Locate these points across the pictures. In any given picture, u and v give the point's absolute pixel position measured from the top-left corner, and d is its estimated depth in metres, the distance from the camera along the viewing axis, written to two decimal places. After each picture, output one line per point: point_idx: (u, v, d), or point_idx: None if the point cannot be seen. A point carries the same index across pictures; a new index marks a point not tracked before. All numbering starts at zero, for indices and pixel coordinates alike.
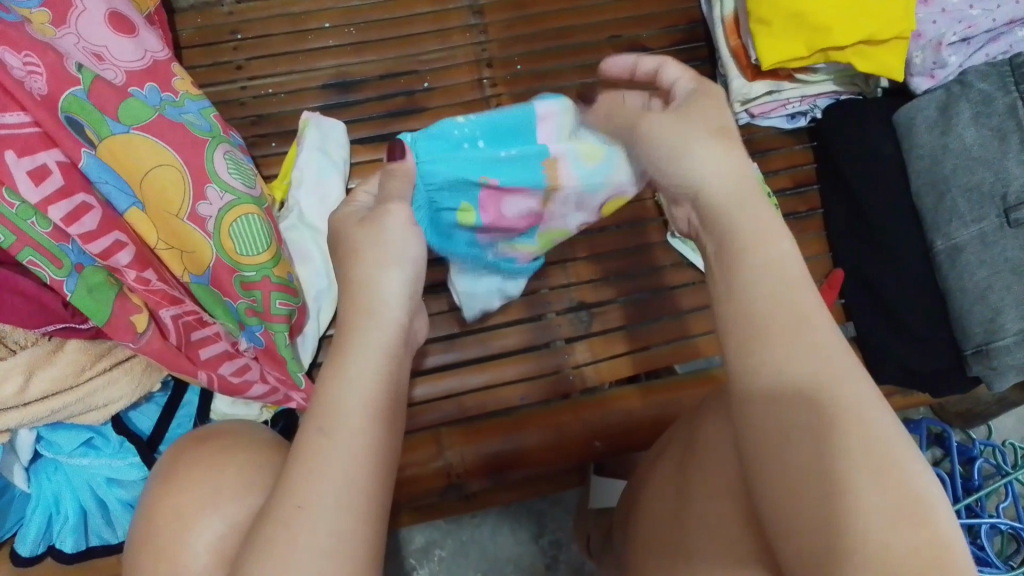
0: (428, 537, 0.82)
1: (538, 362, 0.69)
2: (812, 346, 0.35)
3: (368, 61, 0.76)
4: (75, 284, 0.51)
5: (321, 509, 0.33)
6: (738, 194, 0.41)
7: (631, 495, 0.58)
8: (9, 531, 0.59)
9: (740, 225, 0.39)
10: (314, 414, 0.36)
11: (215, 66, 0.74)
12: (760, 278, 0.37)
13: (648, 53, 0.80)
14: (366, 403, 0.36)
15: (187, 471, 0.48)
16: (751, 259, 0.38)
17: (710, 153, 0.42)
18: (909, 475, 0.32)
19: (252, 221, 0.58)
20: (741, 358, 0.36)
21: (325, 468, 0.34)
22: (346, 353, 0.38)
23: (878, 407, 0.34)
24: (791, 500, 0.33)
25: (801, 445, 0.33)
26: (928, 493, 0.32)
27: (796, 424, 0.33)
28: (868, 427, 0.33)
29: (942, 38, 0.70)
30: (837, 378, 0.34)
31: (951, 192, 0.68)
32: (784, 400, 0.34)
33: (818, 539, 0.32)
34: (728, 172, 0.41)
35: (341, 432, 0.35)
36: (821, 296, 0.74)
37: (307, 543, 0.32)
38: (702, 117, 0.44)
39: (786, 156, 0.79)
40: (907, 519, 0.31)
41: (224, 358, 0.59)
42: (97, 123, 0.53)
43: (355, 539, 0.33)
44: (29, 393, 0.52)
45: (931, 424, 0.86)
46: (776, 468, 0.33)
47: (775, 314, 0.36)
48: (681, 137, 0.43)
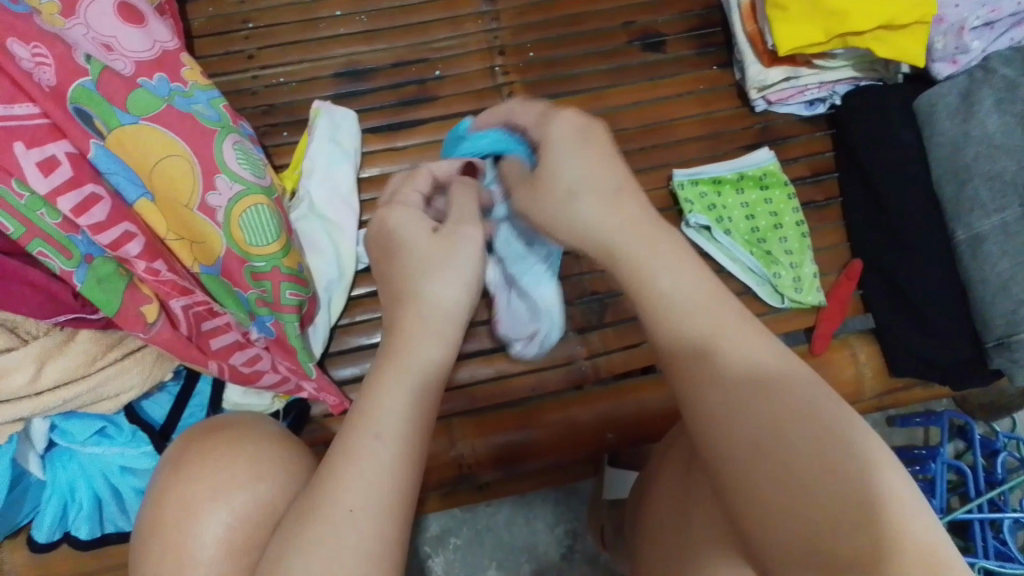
0: (443, 526, 0.82)
1: (548, 353, 0.68)
2: (764, 357, 0.36)
3: (379, 49, 0.75)
4: (84, 275, 0.51)
5: (370, 512, 0.34)
6: (628, 235, 0.40)
7: (642, 490, 0.58)
8: (25, 517, 0.60)
9: (637, 269, 0.39)
10: (361, 418, 0.37)
11: (227, 56, 0.74)
12: (691, 310, 0.38)
13: (663, 39, 0.78)
14: (414, 408, 0.38)
15: (202, 455, 0.48)
16: (675, 303, 0.38)
17: (594, 207, 0.41)
18: (879, 458, 0.33)
19: (261, 212, 0.58)
20: (696, 374, 0.37)
21: (370, 467, 0.35)
22: (392, 363, 0.39)
23: (846, 408, 0.34)
24: (774, 507, 0.33)
25: (781, 451, 0.33)
26: (898, 478, 0.32)
27: (773, 431, 0.34)
28: (836, 416, 0.34)
29: (964, 23, 0.69)
30: (796, 374, 0.36)
31: (973, 180, 0.66)
32: (753, 403, 0.35)
33: (809, 544, 0.32)
34: (612, 219, 0.40)
35: (393, 433, 0.36)
36: (838, 289, 0.73)
37: (354, 546, 0.33)
38: (584, 152, 0.42)
39: (804, 144, 0.78)
40: (880, 502, 0.31)
41: (234, 349, 0.60)
42: (106, 114, 0.53)
43: (391, 535, 0.34)
44: (42, 382, 0.53)
45: (954, 416, 0.83)
46: (757, 476, 0.33)
47: (710, 332, 0.37)
48: (559, 202, 0.42)
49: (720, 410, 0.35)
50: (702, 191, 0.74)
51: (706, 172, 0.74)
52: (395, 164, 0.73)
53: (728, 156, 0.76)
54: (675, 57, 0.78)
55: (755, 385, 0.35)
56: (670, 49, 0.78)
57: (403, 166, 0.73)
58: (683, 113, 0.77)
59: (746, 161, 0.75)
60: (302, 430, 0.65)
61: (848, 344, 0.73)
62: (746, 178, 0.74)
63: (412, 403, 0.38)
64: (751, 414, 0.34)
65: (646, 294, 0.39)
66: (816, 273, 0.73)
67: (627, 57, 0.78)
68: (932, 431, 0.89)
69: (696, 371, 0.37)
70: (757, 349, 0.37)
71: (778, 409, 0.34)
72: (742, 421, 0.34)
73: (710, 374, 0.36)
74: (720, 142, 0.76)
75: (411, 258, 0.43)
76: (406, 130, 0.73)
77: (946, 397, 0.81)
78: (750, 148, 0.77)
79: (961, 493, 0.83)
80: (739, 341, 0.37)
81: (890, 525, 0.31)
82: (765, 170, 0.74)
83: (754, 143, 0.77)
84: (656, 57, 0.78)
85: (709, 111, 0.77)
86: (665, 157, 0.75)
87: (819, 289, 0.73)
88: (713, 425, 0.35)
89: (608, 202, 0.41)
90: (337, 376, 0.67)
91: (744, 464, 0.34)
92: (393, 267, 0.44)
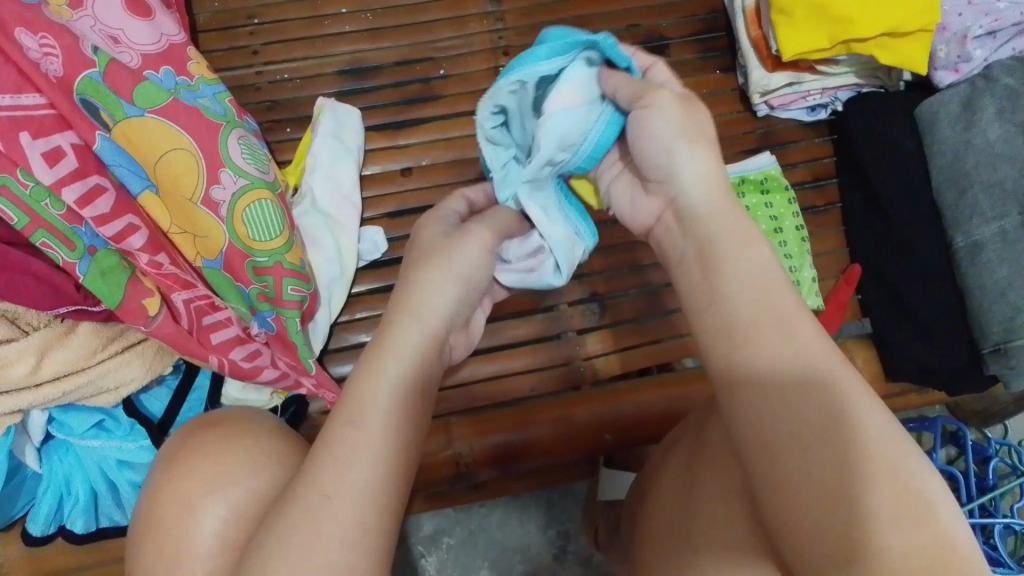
0: (437, 525, 0.83)
1: (548, 353, 0.69)
2: (803, 350, 0.36)
3: (383, 48, 0.75)
4: (87, 268, 0.51)
5: (347, 500, 0.34)
6: (715, 206, 0.41)
7: (640, 490, 0.58)
8: (20, 510, 0.60)
9: (721, 232, 0.40)
10: (344, 404, 0.37)
11: (231, 51, 0.74)
12: (737, 287, 0.38)
13: (667, 42, 0.79)
14: (391, 399, 0.37)
15: (192, 448, 0.48)
16: (744, 276, 0.38)
17: (698, 170, 0.41)
18: (902, 458, 0.33)
19: (265, 207, 0.58)
20: (727, 362, 0.37)
21: (348, 458, 0.35)
22: (376, 353, 0.39)
23: (876, 404, 0.35)
24: (798, 503, 0.33)
25: (810, 448, 0.33)
26: (930, 484, 0.33)
27: (801, 425, 0.34)
28: (872, 421, 0.34)
29: (967, 32, 0.70)
30: (837, 372, 0.35)
31: (973, 188, 0.67)
32: (782, 394, 0.35)
33: (837, 540, 0.32)
34: (709, 178, 0.41)
35: (373, 425, 0.36)
36: (837, 293, 0.73)
37: (333, 534, 0.33)
38: (695, 110, 0.42)
39: (804, 149, 0.78)
40: (908, 507, 0.32)
41: (234, 344, 0.58)
42: (111, 106, 0.53)
43: (370, 524, 0.34)
44: (41, 375, 0.53)
45: (946, 422, 0.85)
46: (782, 469, 0.34)
47: (752, 316, 0.37)
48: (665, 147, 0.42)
49: (757, 403, 0.35)
50: None
51: None
52: (397, 162, 0.73)
53: (729, 161, 0.77)
54: (679, 61, 0.79)
55: (795, 381, 0.35)
56: (673, 53, 0.79)
57: (405, 164, 0.73)
58: None
59: (749, 165, 0.74)
60: (299, 426, 0.64)
61: (846, 349, 0.73)
62: (748, 182, 0.74)
63: (389, 392, 0.37)
64: (785, 411, 0.34)
65: (721, 261, 0.39)
66: (815, 276, 0.73)
67: None
68: (925, 436, 0.89)
69: (725, 362, 0.37)
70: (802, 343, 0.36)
71: (811, 406, 0.34)
72: (777, 417, 0.34)
73: (736, 364, 0.36)
74: (722, 146, 0.77)
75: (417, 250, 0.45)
76: (410, 128, 0.73)
77: (940, 403, 0.82)
78: (752, 152, 0.77)
79: None
80: (774, 331, 0.36)
81: (916, 527, 0.32)
82: (766, 175, 0.74)
83: (755, 147, 0.77)
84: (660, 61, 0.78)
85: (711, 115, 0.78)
86: None
87: (817, 292, 0.73)
88: (742, 417, 0.35)
89: (711, 168, 0.42)
90: (336, 373, 0.67)
91: (772, 461, 0.34)
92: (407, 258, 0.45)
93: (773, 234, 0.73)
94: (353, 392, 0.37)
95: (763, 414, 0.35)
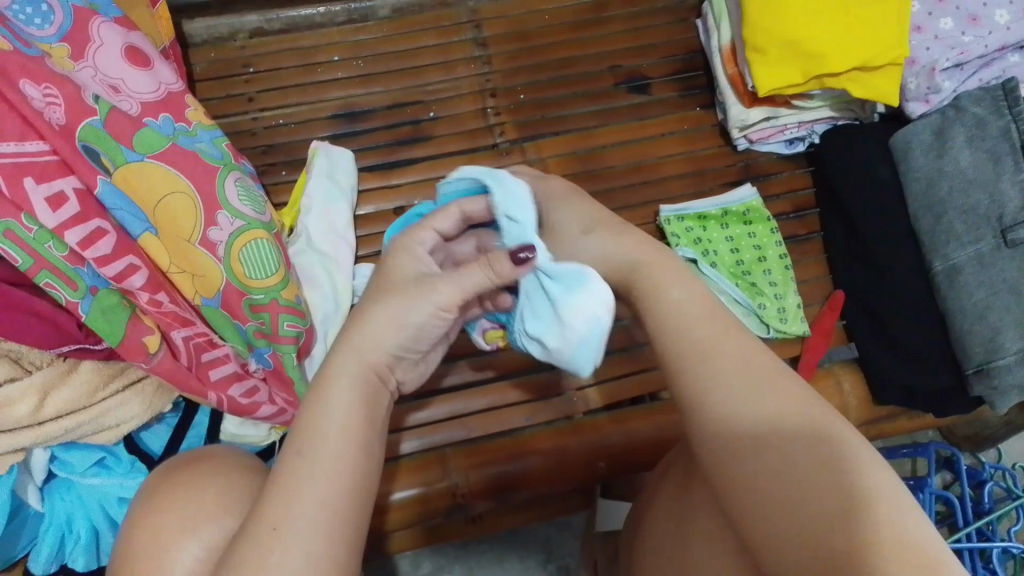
0: (436, 563, 0.83)
1: (542, 383, 0.70)
2: (767, 382, 0.39)
3: (375, 92, 0.78)
4: (89, 307, 0.52)
5: (293, 528, 0.34)
6: (640, 257, 0.46)
7: (636, 516, 0.59)
8: (22, 550, 0.59)
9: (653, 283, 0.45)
10: (297, 432, 0.38)
11: (228, 98, 0.76)
12: (695, 324, 0.42)
13: (648, 82, 0.82)
14: (341, 431, 0.38)
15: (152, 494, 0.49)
16: (679, 322, 0.42)
17: (599, 238, 0.48)
18: (862, 460, 0.35)
19: (261, 246, 0.60)
20: (695, 400, 0.40)
21: (294, 485, 0.36)
22: (321, 388, 0.40)
23: (832, 417, 0.37)
24: (771, 517, 0.35)
25: (776, 462, 0.36)
26: (889, 483, 0.34)
27: (760, 450, 0.36)
28: (833, 436, 0.36)
29: (935, 64, 0.72)
30: (793, 399, 0.38)
31: (948, 214, 0.69)
32: (743, 423, 0.38)
33: (813, 541, 0.33)
34: (619, 244, 0.47)
35: (322, 454, 0.37)
36: (821, 319, 0.74)
37: (279, 565, 0.33)
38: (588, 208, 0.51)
39: (785, 180, 0.80)
40: (878, 507, 0.33)
41: (233, 380, 0.60)
42: (112, 151, 0.56)
43: (324, 539, 0.35)
44: (44, 412, 0.54)
45: (939, 447, 0.85)
46: (754, 489, 0.36)
47: (705, 355, 0.40)
48: (573, 236, 0.49)
49: (731, 442, 0.38)
50: (688, 226, 0.76)
51: (691, 208, 0.76)
52: (390, 201, 0.75)
53: (712, 193, 0.79)
54: (660, 99, 0.81)
55: (751, 416, 0.38)
56: (655, 91, 0.82)
57: (398, 203, 0.75)
58: (667, 152, 0.79)
59: (730, 198, 0.77)
60: None
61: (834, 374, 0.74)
62: (730, 214, 0.76)
63: (336, 429, 0.38)
64: (755, 447, 0.37)
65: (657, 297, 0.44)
66: (800, 303, 0.75)
67: (614, 99, 0.81)
68: (919, 462, 0.90)
69: (699, 407, 0.39)
70: (757, 380, 0.39)
71: (776, 431, 0.37)
72: (748, 453, 0.37)
73: (704, 409, 0.39)
74: (705, 179, 0.79)
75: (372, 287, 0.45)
76: (402, 168, 0.76)
77: (932, 427, 0.83)
78: (734, 185, 0.79)
79: (950, 524, 0.84)
80: (740, 377, 0.39)
81: (887, 524, 0.33)
82: (748, 205, 0.77)
83: (737, 179, 0.80)
84: (642, 99, 0.81)
85: (693, 149, 0.80)
86: (652, 193, 0.78)
87: (803, 319, 0.74)
88: (714, 455, 0.38)
89: (613, 235, 0.48)
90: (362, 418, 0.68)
91: (749, 488, 0.36)
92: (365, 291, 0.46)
93: (756, 263, 0.75)
94: (299, 422, 0.39)
95: (739, 453, 0.37)
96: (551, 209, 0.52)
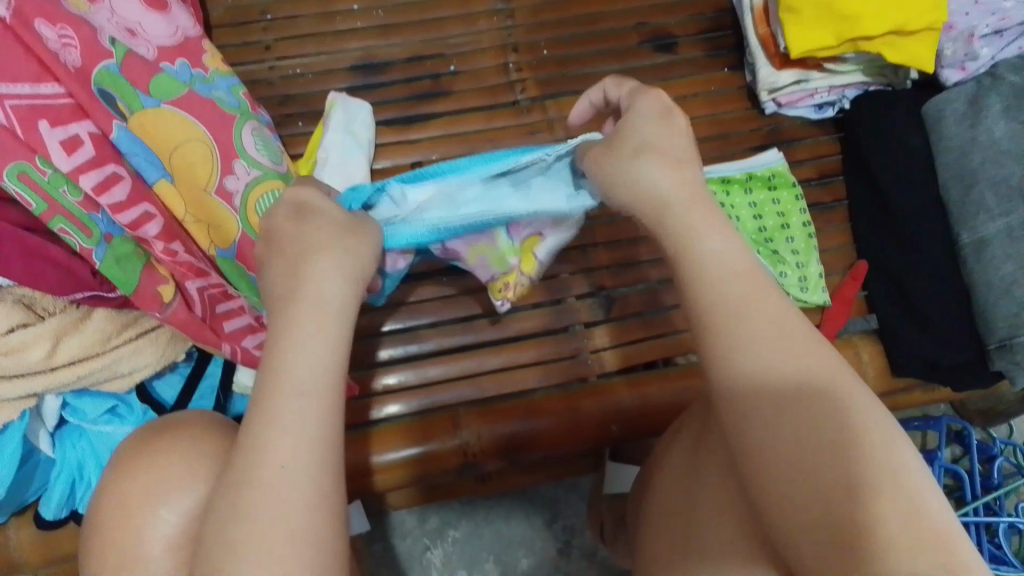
0: (443, 518, 0.83)
1: (556, 345, 0.70)
2: (786, 340, 0.37)
3: (394, 44, 0.76)
4: (104, 254, 0.51)
5: (303, 472, 0.34)
6: (689, 200, 0.41)
7: (645, 481, 0.58)
8: (33, 495, 0.59)
9: (688, 230, 0.40)
10: (286, 377, 0.36)
11: (245, 46, 0.75)
12: (726, 276, 0.39)
13: (675, 40, 0.79)
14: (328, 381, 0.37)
15: (155, 446, 0.50)
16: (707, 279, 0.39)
17: (653, 169, 0.42)
18: (884, 433, 0.36)
19: (277, 198, 0.60)
20: (714, 352, 0.38)
21: (292, 426, 0.35)
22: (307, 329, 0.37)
23: (855, 380, 0.37)
24: (789, 487, 0.35)
25: (797, 427, 0.36)
26: (910, 455, 0.35)
27: (782, 410, 0.36)
28: (853, 404, 0.36)
29: (974, 30, 0.70)
30: (818, 364, 0.37)
31: (978, 185, 0.67)
32: (767, 383, 0.37)
33: (828, 510, 0.34)
34: (678, 181, 0.42)
35: (315, 404, 0.36)
36: (842, 288, 0.73)
37: (294, 506, 0.34)
38: (670, 132, 0.43)
39: (811, 146, 0.78)
40: (908, 479, 0.34)
41: (246, 332, 0.60)
42: (129, 97, 0.55)
43: (325, 482, 0.35)
44: (58, 359, 0.54)
45: (951, 420, 0.85)
46: (772, 452, 0.36)
47: (728, 308, 0.38)
48: (628, 155, 0.43)
49: (743, 408, 0.37)
50: (711, 191, 0.73)
51: (716, 172, 0.72)
52: (407, 156, 0.73)
53: (736, 158, 0.77)
54: (686, 59, 0.79)
55: (780, 381, 0.36)
56: (681, 50, 0.79)
57: (415, 158, 0.73)
58: (691, 113, 0.78)
59: (754, 162, 0.73)
60: None
61: (852, 344, 0.73)
62: (756, 178, 0.73)
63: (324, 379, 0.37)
64: (772, 413, 0.36)
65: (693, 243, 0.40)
66: (822, 273, 0.74)
67: (638, 57, 0.79)
68: (930, 435, 0.89)
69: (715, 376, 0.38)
70: (781, 344, 0.37)
71: (795, 393, 0.36)
72: (769, 416, 0.36)
73: (728, 368, 0.37)
74: (729, 143, 0.77)
75: (281, 250, 0.41)
76: (420, 123, 0.74)
77: (946, 401, 0.82)
78: (759, 149, 0.77)
79: (957, 498, 0.83)
80: (763, 336, 0.37)
81: (900, 499, 0.34)
82: (773, 170, 0.74)
83: (763, 144, 0.78)
84: (668, 58, 0.79)
85: (717, 112, 0.78)
86: None
87: (824, 288, 0.73)
88: (733, 414, 0.37)
89: (666, 166, 0.42)
90: (384, 382, 0.67)
91: (768, 451, 0.36)
92: (268, 256, 0.42)
93: (778, 231, 0.73)
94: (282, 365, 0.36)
95: (758, 415, 0.36)
96: (624, 126, 0.44)
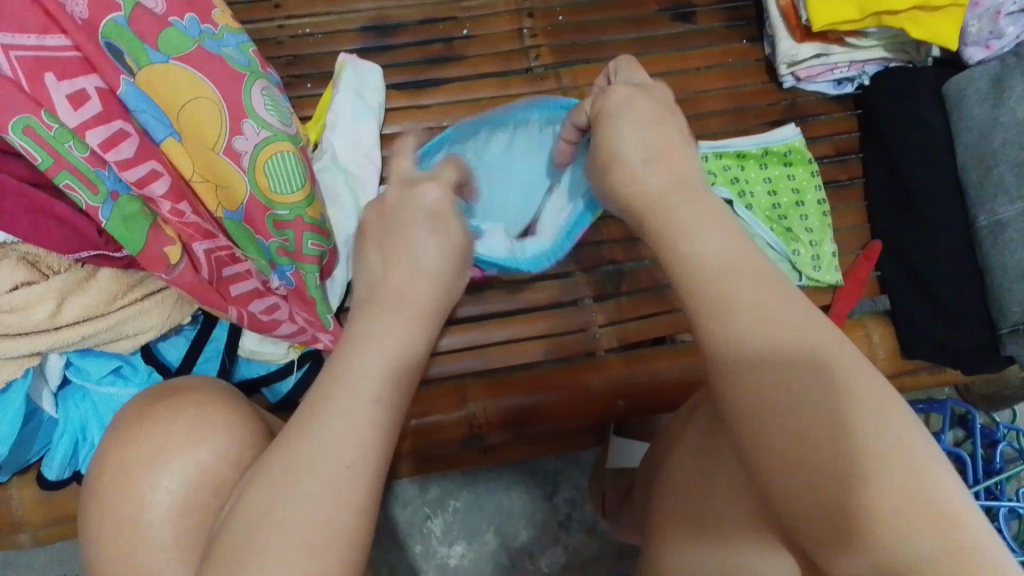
0: (444, 488, 0.83)
1: (564, 319, 0.69)
2: (794, 322, 0.36)
3: (407, 5, 0.74)
4: (110, 213, 0.51)
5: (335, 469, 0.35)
6: (681, 182, 0.44)
7: (652, 458, 0.57)
8: (34, 456, 0.58)
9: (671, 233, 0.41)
10: (338, 375, 0.38)
11: (254, 5, 0.73)
12: (716, 248, 0.39)
13: (693, 9, 0.78)
14: (375, 379, 0.38)
15: (150, 421, 0.49)
16: (699, 273, 0.39)
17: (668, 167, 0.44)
18: (884, 411, 0.34)
19: (286, 159, 0.57)
20: (720, 333, 0.37)
21: (335, 422, 0.36)
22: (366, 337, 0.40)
23: (860, 363, 0.36)
24: (794, 484, 0.34)
25: (801, 418, 0.34)
26: (917, 437, 0.33)
27: (793, 398, 0.35)
28: (854, 386, 0.35)
29: (1000, 7, 0.68)
30: (821, 346, 0.36)
31: (999, 165, 0.66)
32: (773, 366, 0.35)
33: (831, 504, 0.33)
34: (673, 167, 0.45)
35: (363, 399, 0.37)
36: (857, 268, 0.72)
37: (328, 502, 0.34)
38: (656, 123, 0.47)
39: (828, 123, 0.77)
40: (912, 458, 0.33)
41: (253, 296, 0.59)
42: (136, 51, 0.53)
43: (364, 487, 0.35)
44: (62, 318, 0.53)
45: (956, 404, 0.84)
46: (778, 447, 0.34)
47: (744, 272, 0.38)
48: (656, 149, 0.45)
49: (740, 404, 0.36)
50: (726, 165, 0.73)
51: (729, 146, 0.73)
52: (418, 122, 0.72)
53: (750, 133, 0.76)
54: (704, 29, 0.78)
55: (783, 364, 0.35)
56: (699, 20, 0.78)
57: (426, 124, 0.72)
58: (707, 86, 0.76)
59: (771, 136, 0.74)
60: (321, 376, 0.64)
61: (863, 324, 0.72)
62: (771, 154, 0.73)
63: (378, 378, 0.39)
64: (769, 406, 0.35)
65: (681, 234, 0.40)
66: (836, 252, 0.72)
67: (657, 25, 0.77)
68: (934, 418, 0.89)
69: (713, 368, 0.37)
70: (780, 323, 0.36)
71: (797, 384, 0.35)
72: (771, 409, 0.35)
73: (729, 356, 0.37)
74: (746, 117, 0.76)
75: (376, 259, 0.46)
76: (429, 89, 0.73)
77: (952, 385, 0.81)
78: (775, 124, 0.76)
79: None
80: (774, 315, 0.37)
81: (905, 487, 0.32)
82: (790, 146, 0.73)
83: (780, 119, 0.76)
84: (685, 28, 0.77)
85: (734, 85, 0.77)
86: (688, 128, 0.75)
87: (837, 267, 0.72)
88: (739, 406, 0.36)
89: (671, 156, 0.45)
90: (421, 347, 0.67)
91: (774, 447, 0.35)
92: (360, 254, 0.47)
93: (794, 207, 0.73)
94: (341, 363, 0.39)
95: (760, 403, 0.35)
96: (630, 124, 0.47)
